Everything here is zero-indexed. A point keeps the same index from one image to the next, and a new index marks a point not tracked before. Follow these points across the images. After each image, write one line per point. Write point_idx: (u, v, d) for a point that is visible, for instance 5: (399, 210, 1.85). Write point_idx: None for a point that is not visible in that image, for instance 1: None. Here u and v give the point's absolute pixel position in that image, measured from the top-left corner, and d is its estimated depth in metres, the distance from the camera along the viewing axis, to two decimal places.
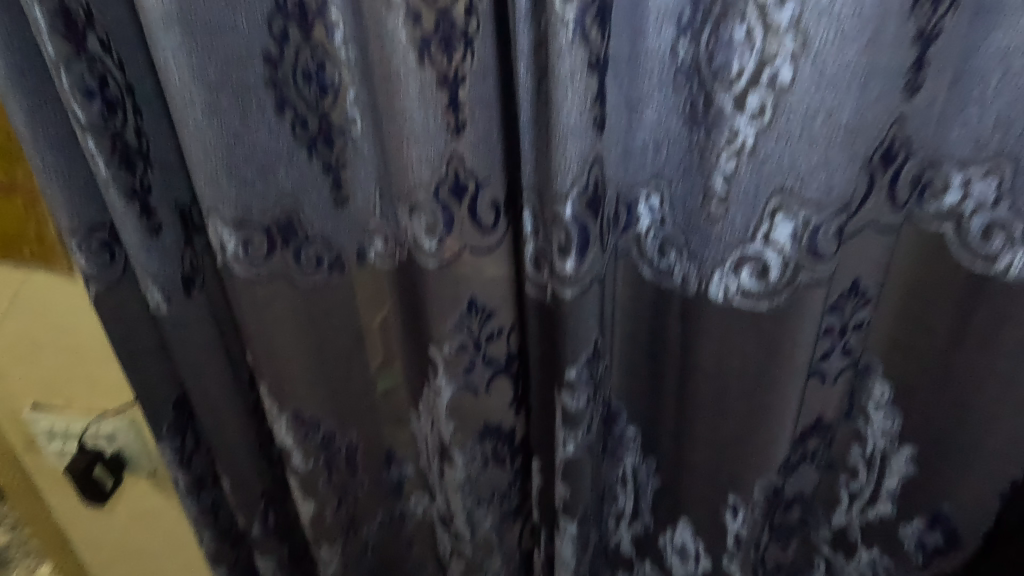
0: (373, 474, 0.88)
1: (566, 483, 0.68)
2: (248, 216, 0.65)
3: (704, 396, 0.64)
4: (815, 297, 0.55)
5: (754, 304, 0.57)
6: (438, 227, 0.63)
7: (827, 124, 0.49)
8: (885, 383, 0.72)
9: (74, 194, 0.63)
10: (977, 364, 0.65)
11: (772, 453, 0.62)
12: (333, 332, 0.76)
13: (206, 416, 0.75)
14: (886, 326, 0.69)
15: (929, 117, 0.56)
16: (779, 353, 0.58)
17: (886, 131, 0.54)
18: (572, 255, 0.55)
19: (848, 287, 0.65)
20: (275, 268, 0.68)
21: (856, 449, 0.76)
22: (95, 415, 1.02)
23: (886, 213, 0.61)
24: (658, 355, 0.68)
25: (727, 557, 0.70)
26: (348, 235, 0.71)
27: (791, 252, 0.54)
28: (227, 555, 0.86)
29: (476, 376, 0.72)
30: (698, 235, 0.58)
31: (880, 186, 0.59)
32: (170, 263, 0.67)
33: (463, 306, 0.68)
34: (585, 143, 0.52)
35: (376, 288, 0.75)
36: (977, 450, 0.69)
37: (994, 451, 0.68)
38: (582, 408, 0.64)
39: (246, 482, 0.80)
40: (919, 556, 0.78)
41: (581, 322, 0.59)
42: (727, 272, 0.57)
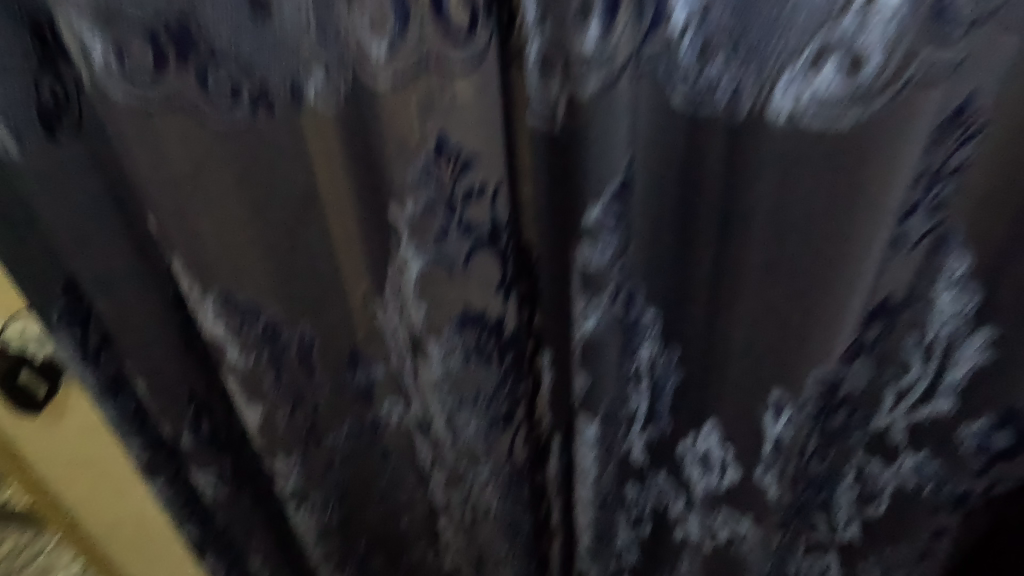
0: (336, 379, 0.74)
1: (586, 371, 0.56)
2: (114, 11, 0.46)
3: (753, 261, 0.50)
4: (927, 109, 0.40)
5: (834, 116, 0.41)
6: (387, 23, 0.46)
7: None
8: (963, 255, 0.56)
9: None
10: None
11: (838, 326, 0.50)
12: (272, 196, 0.59)
13: (109, 296, 0.61)
14: (982, 171, 0.51)
15: None
16: (864, 193, 0.44)
17: None
18: (597, 18, 0.40)
19: (953, 112, 0.46)
20: (175, 97, 0.51)
21: (915, 338, 0.61)
22: (13, 315, 0.88)
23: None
24: (688, 220, 0.50)
25: (762, 470, 0.62)
26: (272, 58, 0.50)
27: (901, 27, 0.37)
28: (167, 469, 0.74)
29: (450, 248, 0.57)
30: (760, 21, 0.39)
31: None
32: (13, 87, 0.48)
33: (429, 149, 0.52)
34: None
35: (327, 142, 0.56)
36: None
37: None
38: (609, 264, 0.51)
39: (167, 380, 0.68)
40: (976, 459, 0.67)
41: (609, 141, 0.44)
42: (800, 72, 0.40)
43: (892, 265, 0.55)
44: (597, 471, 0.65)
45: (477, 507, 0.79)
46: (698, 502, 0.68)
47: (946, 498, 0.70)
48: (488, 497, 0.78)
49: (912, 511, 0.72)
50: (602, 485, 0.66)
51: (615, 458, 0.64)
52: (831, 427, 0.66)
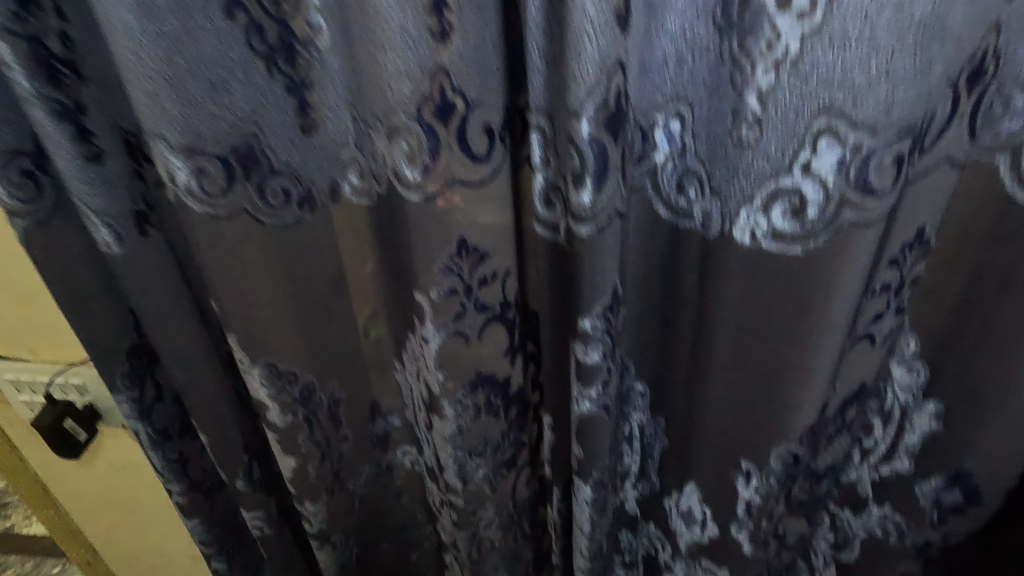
0: (358, 428, 0.83)
1: (581, 443, 0.63)
2: (199, 141, 0.55)
3: (722, 351, 0.58)
4: (863, 249, 0.48)
5: (786, 247, 0.50)
6: (420, 154, 0.55)
7: (893, 25, 0.40)
8: (910, 338, 0.65)
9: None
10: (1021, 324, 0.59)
11: (799, 414, 0.57)
12: (312, 282, 0.69)
13: (178, 369, 0.69)
14: (934, 278, 0.61)
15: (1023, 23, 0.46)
16: (810, 308, 0.51)
17: (970, 38, 0.43)
18: (589, 184, 0.47)
19: (912, 237, 0.56)
20: (236, 206, 0.60)
21: (875, 405, 0.69)
22: (62, 366, 0.96)
23: (963, 145, 0.52)
24: (673, 307, 0.61)
25: (737, 526, 0.68)
26: (319, 167, 0.62)
27: (836, 187, 0.45)
28: (203, 508, 0.82)
29: (467, 324, 0.66)
30: (724, 164, 0.50)
31: (963, 112, 0.50)
32: (116, 199, 0.58)
33: (452, 246, 0.60)
34: (608, 44, 0.41)
35: (355, 227, 0.67)
36: (999, 409, 0.64)
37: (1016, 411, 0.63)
38: (599, 363, 0.57)
39: (226, 436, 0.76)
40: (934, 514, 0.74)
41: (596, 270, 0.51)
42: (756, 209, 0.49)
43: (860, 359, 0.62)
44: (591, 526, 0.70)
45: (481, 544, 0.86)
46: (683, 553, 0.75)
47: (911, 546, 0.77)
48: (493, 536, 0.86)
49: (881, 556, 0.79)
50: (597, 535, 0.72)
51: (606, 512, 0.71)
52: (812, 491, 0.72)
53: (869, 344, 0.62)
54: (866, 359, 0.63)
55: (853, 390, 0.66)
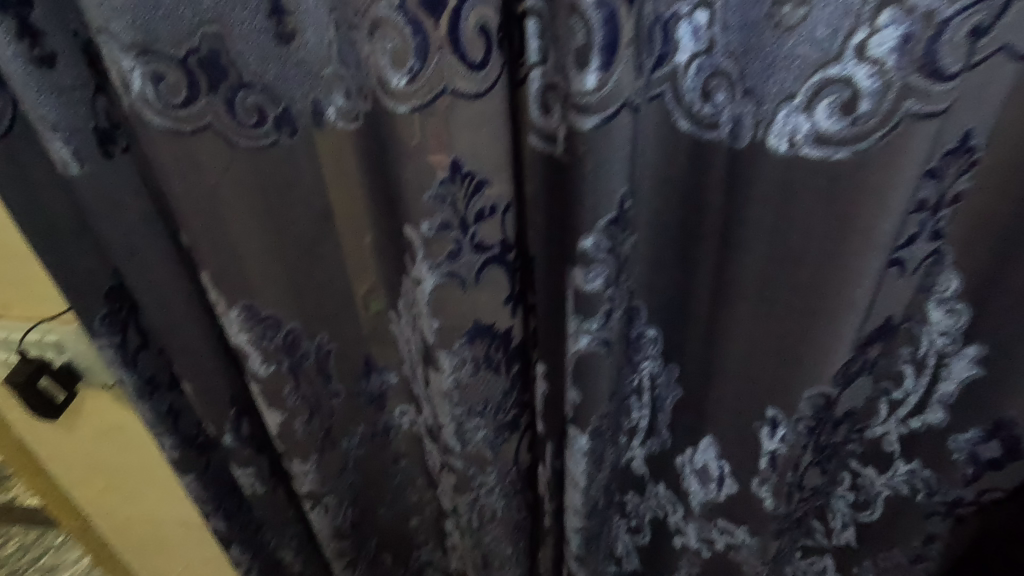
0: (352, 384, 0.77)
1: (578, 386, 0.57)
2: (155, 42, 0.49)
3: (750, 283, 0.52)
4: (919, 151, 0.41)
5: (830, 152, 0.43)
6: (407, 56, 0.48)
7: None
8: (951, 275, 0.59)
9: None
10: None
11: (833, 352, 0.51)
12: (292, 217, 0.62)
13: (150, 304, 0.64)
14: (975, 198, 0.54)
15: None
16: (855, 226, 0.45)
17: None
18: (593, 66, 0.40)
19: (955, 143, 0.50)
20: (203, 120, 0.54)
21: (907, 351, 0.64)
22: (37, 321, 0.91)
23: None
24: (693, 238, 0.55)
25: (759, 481, 0.63)
26: (301, 84, 0.55)
27: (898, 71, 0.39)
28: (195, 465, 0.77)
29: (463, 265, 0.59)
30: (760, 59, 0.42)
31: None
32: (73, 111, 0.51)
33: (444, 170, 0.54)
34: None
35: (342, 158, 0.59)
36: None
37: None
38: (602, 290, 0.51)
39: (210, 385, 0.72)
40: (967, 469, 0.69)
41: (603, 171, 0.44)
42: (796, 108, 0.42)
43: (888, 289, 0.58)
44: (587, 481, 0.66)
45: (482, 510, 0.82)
46: (697, 515, 0.71)
47: (940, 505, 0.73)
48: (494, 502, 0.81)
49: (907, 518, 0.75)
50: (592, 491, 0.67)
51: (602, 467, 0.66)
52: (831, 441, 0.70)
53: (898, 272, 0.57)
54: (893, 292, 0.59)
55: (877, 325, 0.61)
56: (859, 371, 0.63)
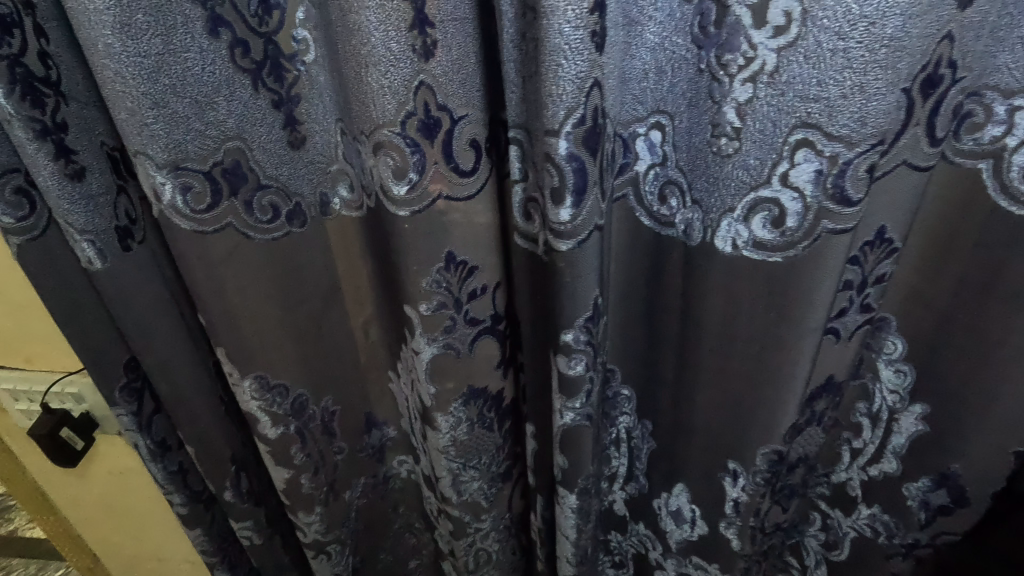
0: (353, 439, 0.83)
1: (566, 454, 0.63)
2: (182, 159, 0.55)
3: (708, 357, 0.59)
4: (836, 253, 0.48)
5: (767, 255, 0.50)
6: (407, 171, 0.54)
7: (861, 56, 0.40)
8: (897, 338, 0.66)
9: None
10: (996, 332, 0.60)
11: (779, 416, 0.58)
12: (303, 291, 0.69)
13: (161, 381, 0.70)
14: (904, 277, 0.62)
15: (976, 33, 0.47)
16: (790, 306, 0.51)
17: (930, 47, 0.43)
18: (567, 201, 0.46)
19: (872, 237, 0.58)
20: (224, 220, 0.60)
21: (861, 406, 0.71)
22: (60, 374, 0.95)
23: (921, 146, 0.52)
24: (657, 317, 0.62)
25: (725, 524, 0.68)
26: (310, 181, 0.63)
27: (814, 196, 0.45)
28: (201, 519, 0.83)
29: (457, 338, 0.66)
30: (704, 175, 0.50)
31: (918, 117, 0.50)
32: (100, 213, 0.59)
33: (440, 261, 0.60)
34: (583, 62, 0.41)
35: (345, 235, 0.68)
36: (982, 421, 0.65)
37: (999, 423, 0.64)
38: (583, 373, 0.57)
39: (213, 446, 0.78)
40: (921, 514, 0.74)
41: (579, 280, 0.51)
42: (736, 219, 0.50)
43: (829, 351, 0.65)
44: (578, 531, 0.71)
45: (478, 554, 0.86)
46: (676, 549, 0.76)
47: (899, 547, 0.77)
48: (490, 544, 0.86)
49: (871, 557, 0.80)
50: (582, 542, 0.72)
51: (591, 518, 0.72)
52: (791, 482, 0.75)
53: (834, 339, 0.64)
54: (835, 355, 0.66)
55: (821, 382, 0.68)
56: (808, 423, 0.69)
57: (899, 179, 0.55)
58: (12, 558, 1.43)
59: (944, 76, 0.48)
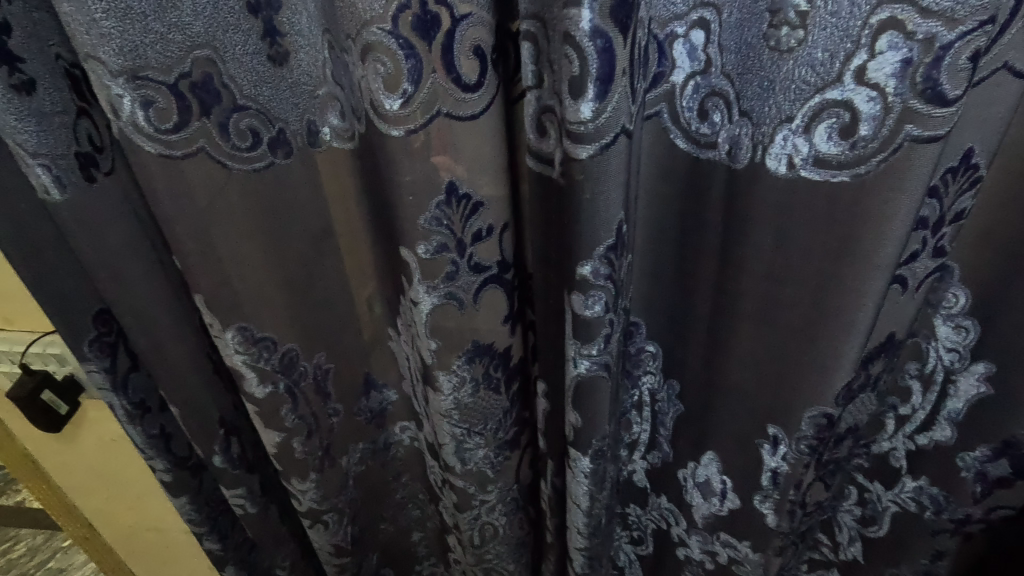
0: (348, 403, 0.78)
1: (578, 410, 0.56)
2: (142, 66, 0.48)
3: (750, 305, 0.52)
4: (920, 169, 0.39)
5: (832, 175, 0.42)
6: (401, 80, 0.47)
7: None
8: (959, 290, 0.58)
9: None
10: None
11: (831, 375, 0.50)
12: (293, 235, 0.62)
13: (139, 335, 0.64)
14: (979, 214, 0.54)
15: None
16: (856, 243, 0.44)
17: None
18: (590, 98, 0.39)
19: (955, 163, 0.49)
20: (195, 143, 0.53)
21: (911, 367, 0.63)
22: (39, 335, 0.90)
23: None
24: (688, 261, 0.55)
25: (761, 497, 0.62)
26: (293, 105, 0.55)
27: (899, 95, 0.37)
28: (189, 487, 0.77)
29: (460, 286, 0.59)
30: (756, 81, 0.42)
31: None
32: (57, 136, 0.51)
33: (440, 194, 0.53)
34: None
35: (338, 175, 0.60)
36: None
37: None
38: (601, 316, 0.50)
39: (198, 404, 0.71)
40: (976, 487, 0.67)
41: (600, 198, 0.43)
42: (794, 130, 0.42)
43: (895, 305, 0.56)
44: (590, 496, 0.64)
45: (484, 528, 0.80)
46: (700, 525, 0.70)
47: (947, 523, 0.71)
48: (496, 518, 0.80)
49: (914, 534, 0.73)
50: (595, 510, 0.66)
51: (604, 489, 0.65)
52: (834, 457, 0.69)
53: (900, 289, 0.56)
54: (898, 312, 0.58)
55: (882, 341, 0.59)
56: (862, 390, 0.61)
57: (996, 87, 0.45)
58: (22, 528, 1.43)
59: None
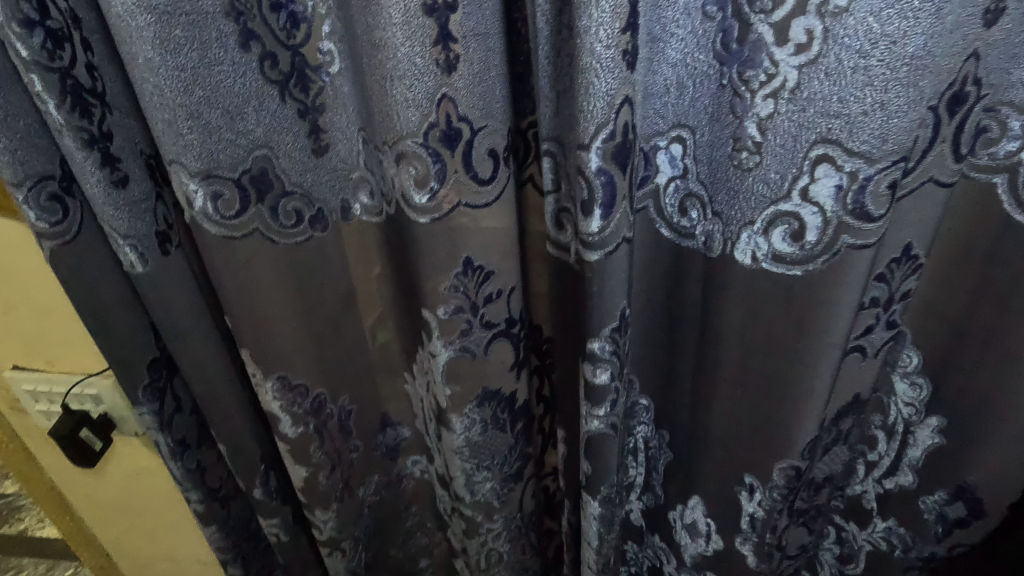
0: (367, 436, 0.85)
1: (590, 460, 0.64)
2: (215, 166, 0.57)
3: (727, 371, 0.59)
4: (858, 266, 0.48)
5: (787, 269, 0.50)
6: (429, 179, 0.56)
7: (882, 77, 0.41)
8: (914, 352, 0.66)
9: (17, 139, 0.56)
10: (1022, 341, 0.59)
11: (800, 431, 0.58)
12: (324, 296, 0.70)
13: (194, 380, 0.72)
14: (924, 291, 0.62)
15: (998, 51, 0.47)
16: (811, 324, 0.52)
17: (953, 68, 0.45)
18: (597, 215, 0.48)
19: (897, 254, 0.58)
20: (251, 225, 0.62)
21: (876, 419, 0.70)
22: (79, 376, 0.97)
23: (948, 169, 0.53)
24: (676, 328, 0.63)
25: (741, 540, 0.69)
26: (332, 187, 0.64)
27: (834, 211, 0.46)
28: (218, 516, 0.84)
29: (474, 341, 0.67)
30: (724, 189, 0.51)
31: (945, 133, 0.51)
32: (141, 219, 0.61)
33: (459, 266, 0.61)
34: (614, 85, 0.43)
35: (365, 244, 0.69)
36: (999, 433, 0.65)
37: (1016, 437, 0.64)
38: (607, 383, 0.58)
39: (244, 447, 0.80)
40: (937, 527, 0.74)
41: (606, 291, 0.52)
42: (756, 232, 0.50)
43: (852, 368, 0.65)
44: (600, 535, 0.71)
45: (491, 553, 0.87)
46: (688, 563, 0.76)
47: (915, 561, 0.77)
48: (501, 546, 0.86)
49: (885, 569, 0.79)
50: (604, 549, 0.73)
51: (615, 526, 0.72)
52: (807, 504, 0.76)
53: (859, 355, 0.65)
54: (857, 374, 0.66)
55: (846, 402, 0.68)
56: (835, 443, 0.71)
57: (926, 194, 0.54)
58: (26, 557, 1.47)
59: (972, 91, 0.49)
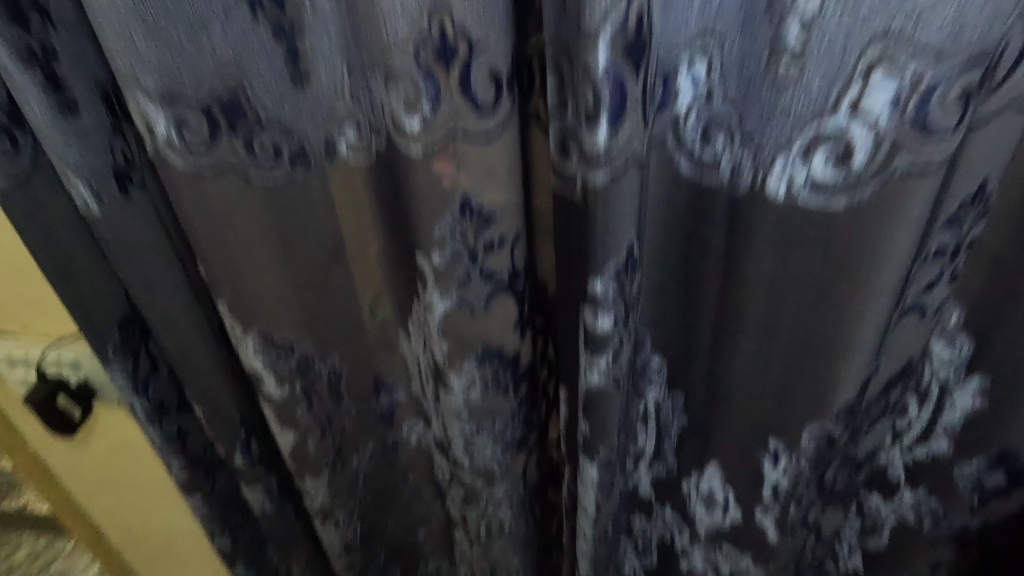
0: (360, 403, 0.79)
1: (588, 419, 0.58)
2: (177, 86, 0.52)
3: (752, 324, 0.54)
4: (918, 196, 0.43)
5: (826, 199, 0.45)
6: (420, 100, 0.50)
7: None
8: (952, 308, 0.60)
9: None
10: None
11: (835, 388, 0.53)
12: (309, 245, 0.64)
13: (166, 335, 0.67)
14: (990, 242, 0.55)
15: None
16: (854, 266, 0.47)
17: None
18: (603, 124, 0.42)
19: (970, 196, 0.50)
20: (223, 158, 0.57)
21: (912, 383, 0.64)
22: (55, 340, 0.92)
23: None
24: (695, 279, 0.57)
25: (762, 511, 0.65)
26: (312, 119, 0.56)
27: (889, 127, 0.41)
28: (202, 486, 0.79)
29: (472, 293, 0.61)
30: (757, 109, 0.44)
31: None
32: (96, 151, 0.55)
33: (455, 207, 0.55)
34: None
35: (353, 188, 0.61)
36: None
37: None
38: (610, 330, 0.52)
39: (221, 408, 0.75)
40: (970, 497, 0.69)
41: (612, 226, 0.46)
42: (794, 156, 0.44)
43: (904, 330, 0.59)
44: (596, 505, 0.66)
45: (490, 522, 0.83)
46: (702, 539, 0.72)
47: (946, 534, 0.72)
48: (502, 515, 0.82)
49: (912, 543, 0.75)
50: (601, 520, 0.68)
51: (613, 494, 0.67)
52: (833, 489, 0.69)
53: (917, 316, 0.59)
54: (911, 333, 0.60)
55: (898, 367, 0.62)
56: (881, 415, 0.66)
57: (1004, 123, 0.46)
58: (22, 530, 1.46)
59: None
